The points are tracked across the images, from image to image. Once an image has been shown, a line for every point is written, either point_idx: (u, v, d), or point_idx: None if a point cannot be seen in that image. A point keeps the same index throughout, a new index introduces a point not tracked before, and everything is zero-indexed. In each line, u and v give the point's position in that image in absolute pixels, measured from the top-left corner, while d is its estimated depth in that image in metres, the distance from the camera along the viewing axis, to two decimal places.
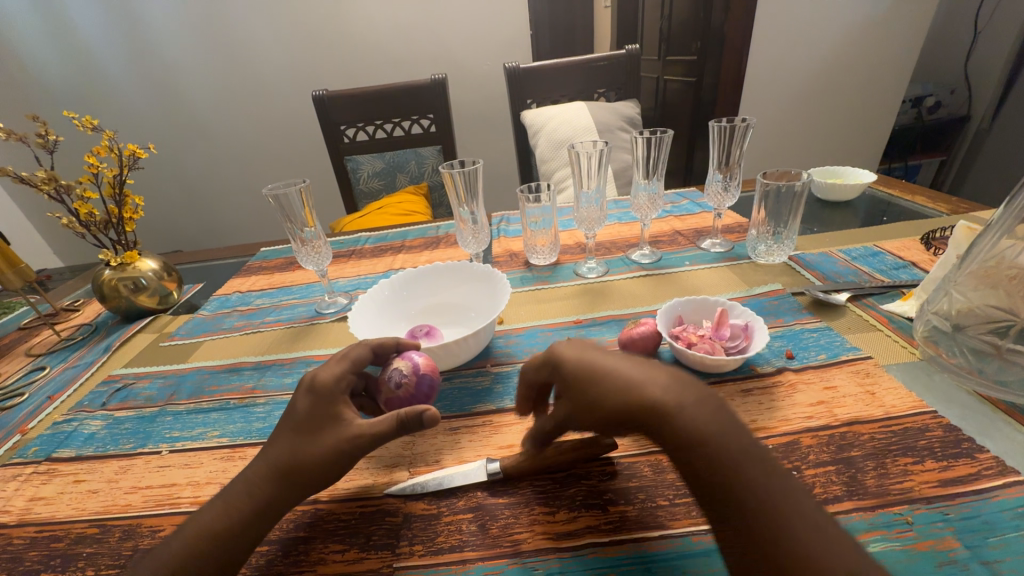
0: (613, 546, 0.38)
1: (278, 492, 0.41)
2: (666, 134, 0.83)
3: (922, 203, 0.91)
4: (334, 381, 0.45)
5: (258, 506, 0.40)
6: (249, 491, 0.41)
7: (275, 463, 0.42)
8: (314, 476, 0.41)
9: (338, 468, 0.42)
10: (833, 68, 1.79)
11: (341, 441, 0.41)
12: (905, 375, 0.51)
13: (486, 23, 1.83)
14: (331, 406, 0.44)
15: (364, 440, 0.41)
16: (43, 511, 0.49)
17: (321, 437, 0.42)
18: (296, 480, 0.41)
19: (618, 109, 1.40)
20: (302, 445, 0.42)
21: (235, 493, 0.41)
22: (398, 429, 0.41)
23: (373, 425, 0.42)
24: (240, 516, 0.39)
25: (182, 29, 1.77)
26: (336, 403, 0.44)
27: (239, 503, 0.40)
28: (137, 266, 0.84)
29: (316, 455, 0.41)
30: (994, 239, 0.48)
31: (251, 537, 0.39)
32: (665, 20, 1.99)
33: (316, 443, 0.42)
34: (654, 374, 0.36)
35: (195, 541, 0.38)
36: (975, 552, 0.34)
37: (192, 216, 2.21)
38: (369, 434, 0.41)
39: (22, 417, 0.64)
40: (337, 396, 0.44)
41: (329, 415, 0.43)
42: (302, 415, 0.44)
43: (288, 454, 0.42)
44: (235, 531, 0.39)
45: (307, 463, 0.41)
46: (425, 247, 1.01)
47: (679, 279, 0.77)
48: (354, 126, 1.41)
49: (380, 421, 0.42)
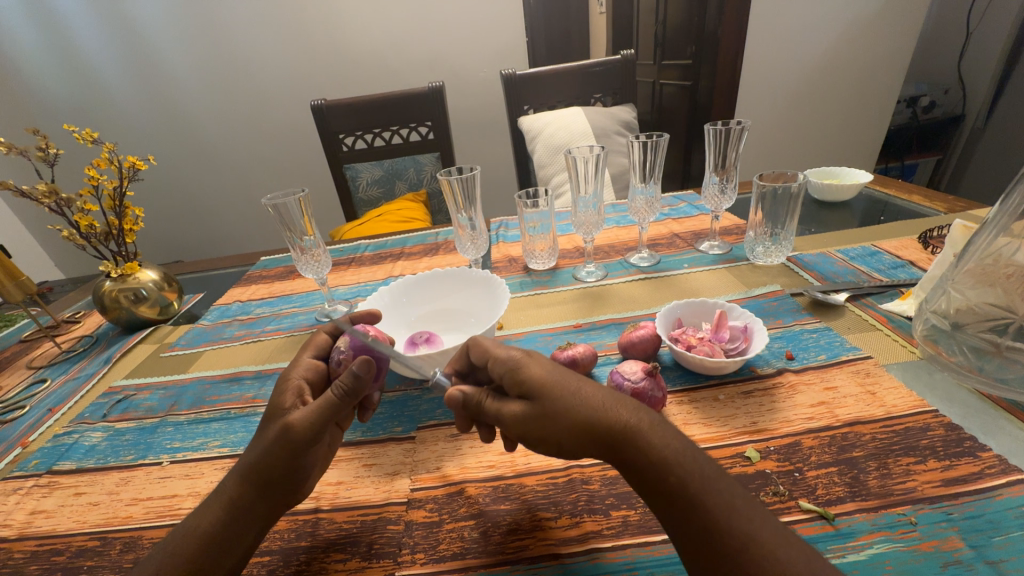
0: (615, 552, 0.38)
1: (242, 494, 0.41)
2: (661, 137, 0.83)
3: (919, 202, 0.92)
4: (298, 370, 0.49)
5: (230, 507, 0.40)
6: (218, 497, 0.41)
7: (237, 465, 0.42)
8: (268, 472, 0.41)
9: (285, 459, 0.41)
10: (826, 70, 1.80)
11: (279, 428, 0.42)
12: (905, 374, 0.51)
13: (482, 30, 1.84)
14: (286, 394, 0.46)
15: (298, 424, 0.42)
16: (44, 525, 0.49)
17: (269, 431, 0.43)
18: (253, 477, 0.41)
19: (614, 113, 1.41)
20: (256, 440, 0.43)
21: (212, 498, 0.41)
22: (334, 399, 0.43)
23: (309, 408, 0.43)
24: (218, 522, 0.40)
25: (180, 40, 1.79)
26: (291, 391, 0.46)
27: (214, 507, 0.40)
28: (138, 277, 0.84)
29: (264, 448, 0.42)
30: (989, 237, 0.49)
31: (231, 542, 0.39)
32: (661, 25, 2.00)
33: (263, 438, 0.43)
34: (614, 410, 0.37)
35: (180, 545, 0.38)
36: (979, 552, 0.34)
37: (191, 227, 2.21)
38: (301, 416, 0.42)
39: (22, 430, 0.64)
40: (292, 388, 0.47)
41: (282, 403, 0.45)
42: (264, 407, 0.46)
43: (246, 453, 0.43)
44: (211, 534, 0.39)
45: (256, 459, 0.41)
46: (425, 253, 1.02)
47: (679, 282, 0.77)
48: (352, 134, 1.42)
49: (317, 407, 0.42)
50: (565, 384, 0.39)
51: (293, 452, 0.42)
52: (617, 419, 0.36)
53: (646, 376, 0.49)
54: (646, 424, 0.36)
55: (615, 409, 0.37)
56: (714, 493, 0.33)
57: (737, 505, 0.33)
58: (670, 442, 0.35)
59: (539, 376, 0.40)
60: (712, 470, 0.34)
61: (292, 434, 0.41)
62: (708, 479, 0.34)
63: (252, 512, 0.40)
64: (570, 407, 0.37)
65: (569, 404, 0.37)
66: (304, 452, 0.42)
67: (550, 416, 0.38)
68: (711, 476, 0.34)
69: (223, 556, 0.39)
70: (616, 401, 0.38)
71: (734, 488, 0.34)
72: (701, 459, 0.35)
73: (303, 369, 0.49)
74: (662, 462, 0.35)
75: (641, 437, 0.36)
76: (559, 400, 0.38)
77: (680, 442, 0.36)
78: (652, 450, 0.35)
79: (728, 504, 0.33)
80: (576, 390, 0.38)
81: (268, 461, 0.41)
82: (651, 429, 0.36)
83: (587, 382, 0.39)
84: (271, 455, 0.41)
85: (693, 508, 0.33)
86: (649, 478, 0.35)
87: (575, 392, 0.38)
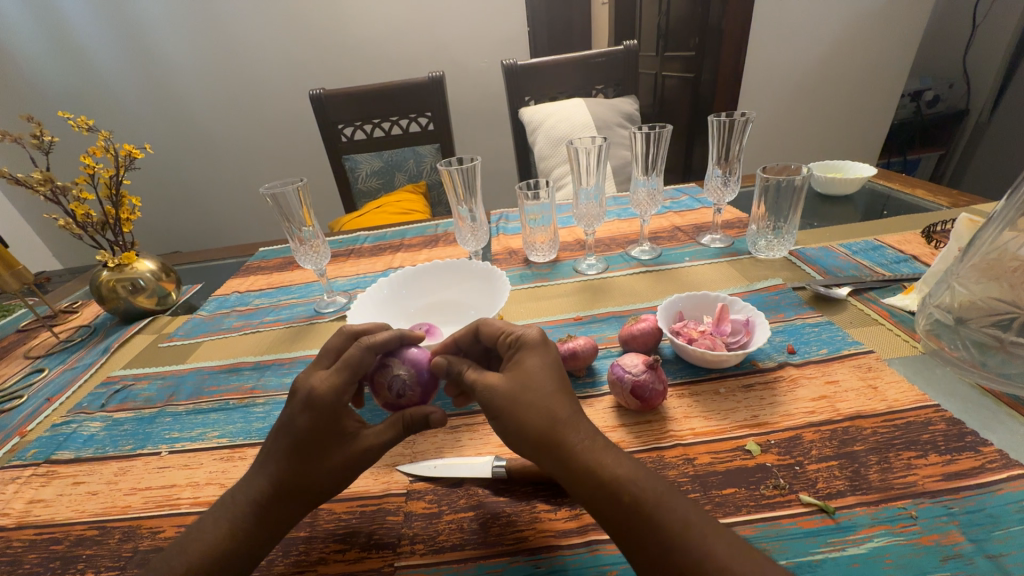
0: (614, 544, 0.38)
1: (280, 507, 0.40)
2: (664, 128, 0.82)
3: (922, 197, 0.91)
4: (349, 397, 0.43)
5: (259, 513, 0.39)
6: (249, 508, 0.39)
7: (267, 477, 0.40)
8: (323, 485, 0.41)
9: (342, 483, 0.42)
10: (831, 62, 1.78)
11: (350, 457, 0.41)
12: (907, 369, 0.51)
13: (484, 19, 1.82)
14: (343, 419, 0.42)
15: (373, 457, 0.42)
16: (42, 514, 0.49)
17: (328, 456, 0.41)
18: (298, 493, 0.40)
19: (616, 105, 1.39)
20: (305, 461, 0.40)
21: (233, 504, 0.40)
22: (406, 435, 0.44)
23: (387, 433, 0.43)
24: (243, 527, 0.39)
25: (177, 27, 1.76)
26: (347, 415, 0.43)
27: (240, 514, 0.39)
28: (135, 267, 0.83)
29: (323, 469, 0.41)
30: (996, 231, 0.49)
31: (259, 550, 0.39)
32: (664, 16, 1.98)
33: (321, 462, 0.41)
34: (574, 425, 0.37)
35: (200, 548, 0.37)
36: (979, 545, 0.34)
37: (190, 217, 2.20)
38: (380, 437, 0.43)
39: (21, 420, 0.63)
40: (346, 414, 0.43)
41: (339, 430, 0.42)
42: (304, 428, 0.41)
43: (283, 467, 0.40)
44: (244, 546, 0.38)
45: (311, 481, 0.40)
46: (425, 245, 1.01)
47: (679, 275, 0.77)
48: (352, 125, 1.41)
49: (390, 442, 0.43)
50: (546, 385, 0.39)
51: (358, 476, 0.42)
52: (571, 437, 0.36)
53: (647, 369, 0.49)
54: (600, 445, 0.36)
55: (575, 422, 0.37)
56: (665, 523, 0.32)
57: (692, 521, 0.33)
58: (622, 463, 0.36)
59: (533, 366, 0.41)
60: (664, 486, 0.34)
61: (368, 460, 0.42)
62: (662, 496, 0.34)
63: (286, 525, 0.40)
64: (533, 413, 0.38)
65: (531, 414, 0.38)
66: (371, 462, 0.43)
67: (515, 405, 0.39)
68: (664, 493, 0.34)
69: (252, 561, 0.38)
70: (576, 419, 0.38)
71: (685, 507, 0.33)
72: (655, 477, 0.35)
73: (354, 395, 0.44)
74: (612, 484, 0.34)
75: (590, 459, 0.35)
76: (527, 402, 0.38)
77: (630, 465, 0.35)
78: (603, 471, 0.35)
79: (684, 521, 0.33)
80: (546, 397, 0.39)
81: (319, 480, 0.40)
82: (602, 451, 0.36)
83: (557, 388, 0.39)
84: (330, 475, 0.41)
85: (645, 526, 0.33)
86: (590, 496, 0.35)
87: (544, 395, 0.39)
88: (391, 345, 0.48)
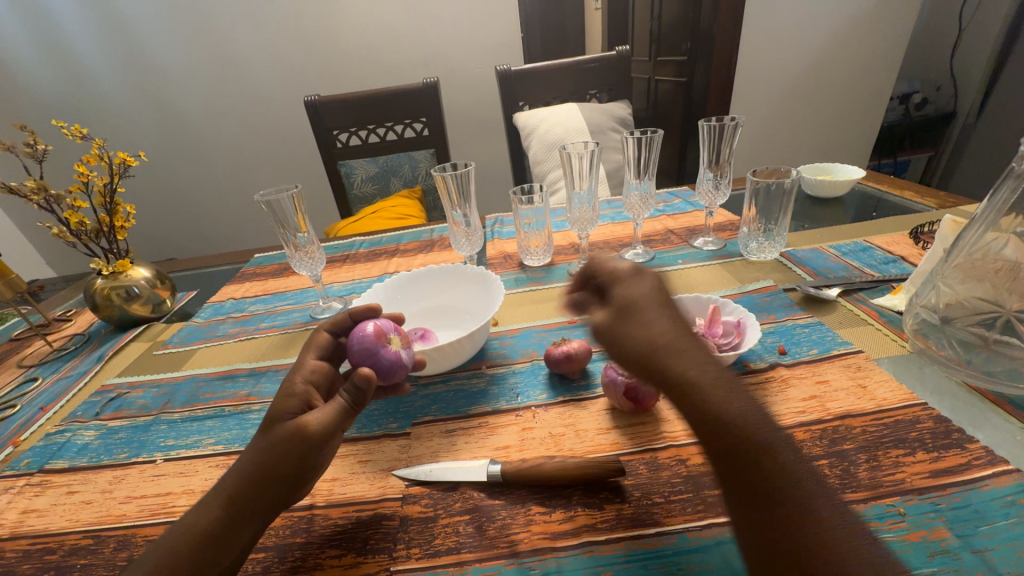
0: (608, 544, 0.38)
1: (246, 493, 0.40)
2: (656, 133, 0.83)
3: (911, 198, 0.92)
4: (302, 375, 0.48)
5: (234, 508, 0.39)
6: (224, 495, 0.40)
7: (239, 466, 0.42)
8: (277, 474, 0.41)
9: (294, 463, 0.41)
10: (821, 67, 1.81)
11: (292, 430, 0.42)
12: (896, 369, 0.52)
13: (478, 24, 1.83)
14: (294, 400, 0.45)
15: (313, 429, 0.42)
16: (36, 524, 0.48)
17: (277, 432, 0.43)
18: (262, 477, 0.41)
19: (609, 110, 1.41)
20: (263, 440, 0.43)
21: (211, 494, 0.41)
22: (344, 406, 0.45)
23: (324, 410, 0.44)
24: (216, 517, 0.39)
25: (171, 34, 1.77)
26: (299, 398, 0.46)
27: (215, 502, 0.40)
28: (130, 275, 0.83)
29: (274, 450, 0.41)
30: (978, 232, 0.51)
31: (234, 541, 0.39)
32: (656, 21, 2.01)
33: (271, 438, 0.42)
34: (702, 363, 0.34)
35: (183, 541, 0.38)
36: (966, 541, 0.35)
37: (185, 224, 2.19)
38: (317, 417, 0.43)
39: (14, 430, 0.63)
40: (299, 390, 0.46)
41: (288, 407, 0.44)
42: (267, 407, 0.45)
43: (251, 454, 0.42)
44: (215, 534, 0.38)
45: (267, 463, 0.41)
46: (420, 250, 1.01)
47: (672, 277, 0.78)
48: (347, 131, 1.41)
49: (329, 413, 0.44)
50: (676, 323, 0.37)
51: (306, 454, 0.42)
52: (681, 365, 0.34)
53: None
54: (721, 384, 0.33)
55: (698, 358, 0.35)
56: (781, 472, 0.30)
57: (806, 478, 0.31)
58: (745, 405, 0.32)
59: (653, 301, 0.39)
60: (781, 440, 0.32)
61: (308, 434, 0.42)
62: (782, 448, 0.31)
63: (254, 514, 0.40)
64: (660, 345, 0.36)
65: (661, 344, 0.35)
66: (320, 450, 0.43)
67: (646, 336, 0.36)
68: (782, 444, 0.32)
69: (225, 552, 0.38)
70: (695, 355, 0.35)
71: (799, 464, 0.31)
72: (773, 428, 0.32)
73: (307, 372, 0.48)
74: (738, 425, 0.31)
75: (714, 392, 0.32)
76: (657, 337, 0.36)
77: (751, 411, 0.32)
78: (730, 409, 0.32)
79: (800, 475, 0.30)
80: (672, 332, 0.36)
81: (276, 461, 0.41)
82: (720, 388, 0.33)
83: (678, 328, 0.37)
84: (282, 454, 0.41)
85: (770, 470, 0.30)
86: (712, 434, 0.31)
87: (670, 330, 0.37)
88: (341, 325, 0.55)
